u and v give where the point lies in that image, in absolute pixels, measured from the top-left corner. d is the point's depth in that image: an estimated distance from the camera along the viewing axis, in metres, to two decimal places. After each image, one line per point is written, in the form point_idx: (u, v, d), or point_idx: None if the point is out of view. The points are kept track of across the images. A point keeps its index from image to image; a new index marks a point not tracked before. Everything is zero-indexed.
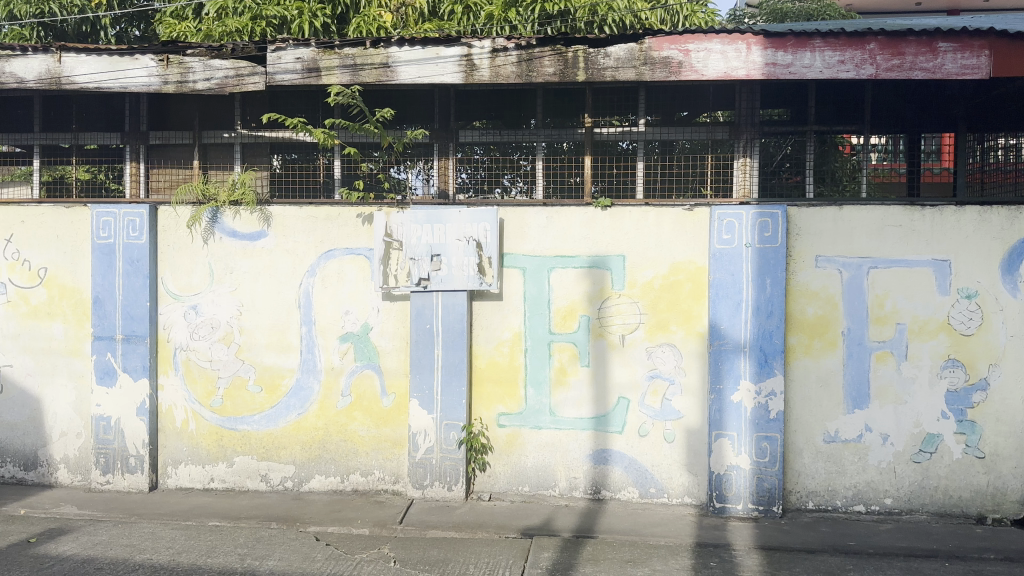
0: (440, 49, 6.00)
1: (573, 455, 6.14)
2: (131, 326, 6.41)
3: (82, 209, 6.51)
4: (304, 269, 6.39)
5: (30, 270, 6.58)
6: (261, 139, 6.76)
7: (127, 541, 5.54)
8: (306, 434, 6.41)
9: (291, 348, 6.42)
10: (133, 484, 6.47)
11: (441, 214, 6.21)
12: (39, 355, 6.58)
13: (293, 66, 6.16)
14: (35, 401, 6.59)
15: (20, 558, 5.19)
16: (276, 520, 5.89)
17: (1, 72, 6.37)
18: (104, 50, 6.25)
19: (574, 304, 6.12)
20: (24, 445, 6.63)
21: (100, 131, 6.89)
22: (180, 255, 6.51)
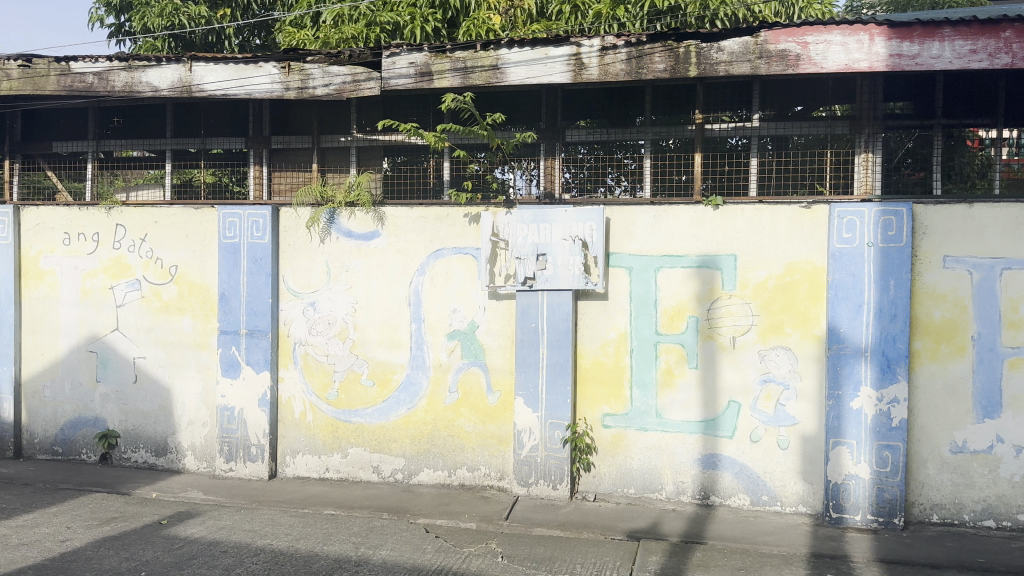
0: (549, 49, 6.01)
1: (681, 458, 6.04)
2: (255, 321, 6.74)
3: (209, 210, 6.88)
4: (415, 267, 6.53)
5: (162, 268, 7.00)
6: (376, 142, 6.96)
7: (249, 526, 5.81)
8: (415, 428, 6.55)
9: (401, 344, 6.58)
10: (254, 471, 6.79)
11: (547, 214, 6.22)
12: (170, 347, 6.99)
13: (407, 71, 6.31)
14: (165, 391, 7.00)
15: (154, 538, 5.52)
16: (387, 511, 6.05)
17: (138, 82, 6.78)
18: (231, 59, 6.59)
19: (682, 304, 6.01)
20: (156, 432, 7.05)
21: (225, 136, 7.25)
22: (300, 254, 6.79)
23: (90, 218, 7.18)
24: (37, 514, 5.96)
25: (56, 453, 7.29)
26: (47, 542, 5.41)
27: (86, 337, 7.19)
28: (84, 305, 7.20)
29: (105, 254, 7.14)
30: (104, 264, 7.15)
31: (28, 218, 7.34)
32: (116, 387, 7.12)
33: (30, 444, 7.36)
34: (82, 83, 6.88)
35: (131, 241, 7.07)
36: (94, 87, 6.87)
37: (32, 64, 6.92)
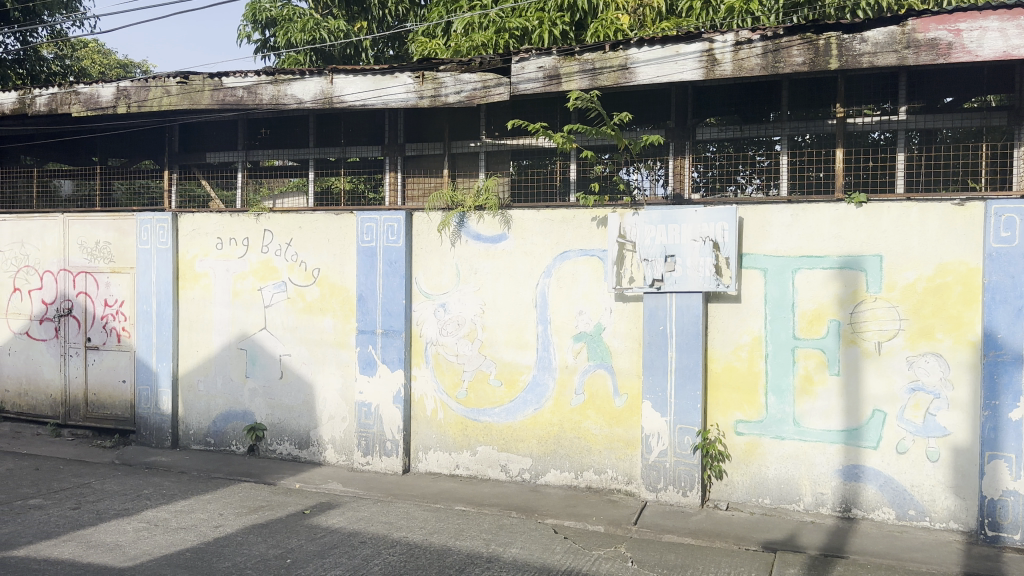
0: (680, 46, 5.92)
1: (820, 469, 5.80)
2: (390, 321, 6.99)
3: (348, 215, 7.19)
4: (542, 269, 6.58)
5: (305, 270, 7.37)
6: (504, 146, 7.08)
7: (385, 518, 6.03)
8: (542, 428, 6.60)
9: (528, 345, 6.64)
10: (389, 466, 7.04)
11: (676, 214, 6.12)
12: (312, 345, 7.35)
13: (535, 75, 6.37)
14: (308, 387, 7.37)
15: (299, 527, 5.82)
16: (516, 509, 6.12)
17: (284, 95, 7.17)
18: (369, 70, 6.85)
19: (822, 308, 5.78)
20: (299, 425, 7.43)
21: (363, 145, 7.57)
22: (432, 256, 6.99)
23: (240, 224, 7.65)
24: (193, 501, 6.40)
25: (209, 443, 7.82)
26: (202, 527, 5.81)
27: (236, 335, 7.67)
28: (234, 305, 7.69)
29: (254, 258, 7.59)
30: (253, 267, 7.60)
31: (185, 224, 7.90)
32: (263, 382, 7.55)
33: (186, 434, 7.91)
34: (233, 97, 7.34)
35: (278, 245, 7.49)
36: (244, 101, 7.31)
37: (188, 81, 7.44)
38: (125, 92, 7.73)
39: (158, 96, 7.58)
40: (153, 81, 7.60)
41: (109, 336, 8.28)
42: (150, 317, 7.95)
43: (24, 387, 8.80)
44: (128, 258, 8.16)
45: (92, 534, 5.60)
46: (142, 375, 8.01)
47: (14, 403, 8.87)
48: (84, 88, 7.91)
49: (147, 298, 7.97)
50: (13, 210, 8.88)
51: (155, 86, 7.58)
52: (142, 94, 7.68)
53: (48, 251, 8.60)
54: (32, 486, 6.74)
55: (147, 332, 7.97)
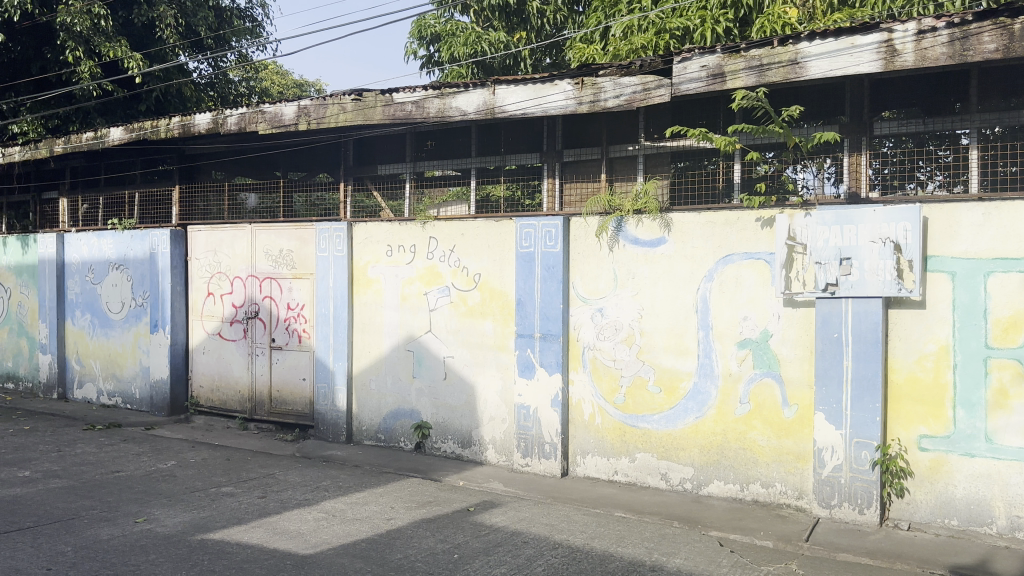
0: (856, 38, 5.63)
1: (1016, 490, 5.33)
2: (548, 325, 7.08)
3: (508, 222, 7.36)
4: (703, 273, 6.44)
5: (468, 275, 7.61)
6: (664, 148, 6.97)
7: (546, 520, 6.11)
8: (704, 438, 6.45)
9: (688, 351, 6.52)
10: (549, 468, 7.12)
11: (852, 214, 5.82)
12: (474, 348, 7.57)
13: (698, 74, 6.24)
14: (470, 387, 7.59)
15: (464, 524, 6.01)
16: (678, 519, 6.03)
17: (449, 108, 7.44)
18: (530, 79, 6.97)
19: (1019, 315, 5.31)
20: (462, 425, 7.66)
21: (522, 153, 7.72)
22: (590, 261, 7.01)
23: (408, 232, 8.02)
24: (367, 494, 6.77)
25: (379, 439, 8.23)
26: (375, 519, 6.12)
27: (403, 337, 8.03)
28: (402, 309, 8.05)
29: (420, 264, 7.93)
30: (419, 272, 7.94)
31: (359, 233, 8.38)
32: (429, 383, 7.86)
33: (358, 430, 8.37)
34: (403, 111, 7.71)
35: (442, 251, 7.78)
36: (412, 115, 7.65)
37: (362, 97, 7.88)
38: (306, 110, 8.29)
39: (335, 113, 8.08)
40: (331, 99, 8.10)
41: (291, 337, 8.90)
42: (326, 320, 8.49)
43: (216, 383, 9.63)
44: (308, 264, 8.77)
45: (277, 521, 6.04)
46: (320, 374, 8.56)
47: (207, 397, 9.73)
48: (269, 108, 8.56)
49: (325, 301, 8.53)
50: (207, 221, 9.74)
51: (332, 103, 8.09)
52: (321, 112, 8.21)
53: (238, 258, 9.38)
54: (225, 475, 7.36)
55: (324, 334, 8.52)
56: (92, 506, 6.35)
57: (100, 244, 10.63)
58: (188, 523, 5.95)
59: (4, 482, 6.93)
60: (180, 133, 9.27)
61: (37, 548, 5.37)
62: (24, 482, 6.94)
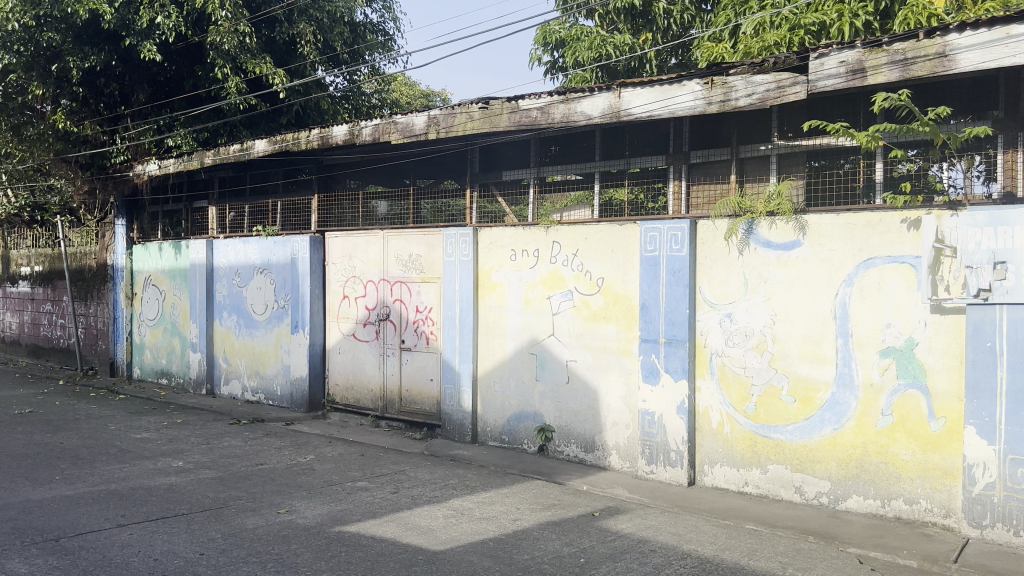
0: (1011, 27, 5.22)
1: None
2: (674, 331, 6.97)
3: (632, 225, 7.30)
4: (841, 278, 6.17)
5: (591, 279, 7.59)
6: (798, 147, 6.73)
7: (674, 529, 6.01)
8: (842, 450, 6.16)
9: (826, 360, 6.26)
10: (675, 477, 7.00)
11: (1007, 215, 5.40)
12: (597, 352, 7.54)
13: (836, 70, 5.98)
14: (593, 392, 7.57)
15: (590, 528, 6.00)
16: (813, 534, 5.79)
17: (574, 112, 7.45)
18: (658, 81, 6.89)
19: None
20: (585, 430, 7.65)
21: (648, 155, 7.62)
22: (718, 265, 6.85)
23: (532, 236, 8.08)
24: (493, 494, 6.87)
25: (503, 441, 8.33)
26: (502, 519, 6.21)
27: (526, 340, 8.10)
28: (526, 313, 8.12)
29: (544, 268, 7.97)
30: (543, 276, 7.98)
31: (484, 238, 8.52)
32: (552, 386, 7.89)
33: (483, 431, 8.50)
34: (528, 118, 7.79)
35: (565, 255, 7.79)
36: (538, 120, 7.72)
37: (489, 105, 8.03)
38: (436, 120, 8.52)
39: (463, 121, 8.26)
40: (459, 108, 8.30)
41: (419, 339, 9.17)
42: (453, 322, 8.69)
43: (350, 382, 10.03)
44: (436, 268, 9.00)
45: (409, 517, 6.23)
46: (446, 375, 8.76)
47: (341, 395, 10.14)
48: (401, 119, 8.86)
49: (451, 304, 8.74)
50: (342, 227, 10.18)
51: (460, 112, 8.28)
52: (450, 121, 8.41)
53: (371, 263, 9.75)
54: (359, 470, 7.66)
55: (451, 336, 8.72)
56: (239, 495, 6.75)
57: (246, 250, 11.30)
58: (326, 515, 6.23)
59: (162, 470, 7.47)
60: (318, 144, 9.73)
61: (191, 533, 5.76)
62: (179, 472, 7.46)
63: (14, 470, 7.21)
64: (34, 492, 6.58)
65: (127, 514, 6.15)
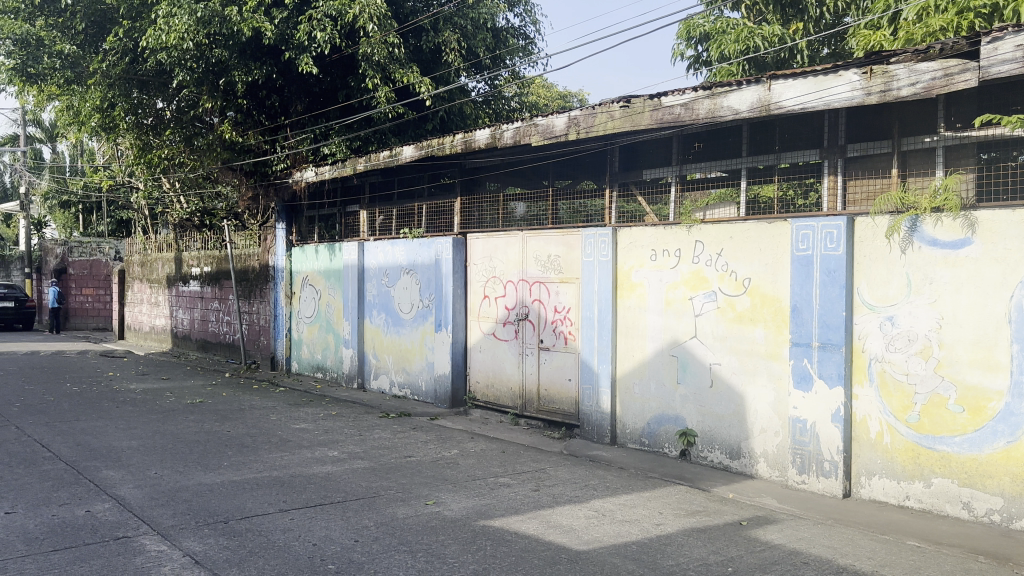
0: None
1: None
2: (828, 334, 6.66)
3: (782, 223, 7.02)
4: (1018, 278, 5.65)
5: (737, 280, 7.35)
6: (968, 139, 6.27)
7: (828, 542, 5.73)
8: (1018, 466, 5.63)
9: (998, 367, 5.74)
10: (828, 488, 6.67)
11: None
12: (744, 356, 7.30)
13: (1012, 55, 5.48)
14: (740, 397, 7.33)
15: (738, 537, 5.81)
16: (984, 554, 5.35)
17: (720, 108, 7.25)
18: (811, 72, 6.58)
19: None
20: (730, 436, 7.42)
21: (801, 149, 7.28)
22: (877, 265, 6.48)
23: (674, 235, 7.92)
24: (635, 497, 6.79)
25: (643, 443, 8.21)
26: (646, 523, 6.12)
27: (668, 342, 7.95)
28: (667, 314, 7.97)
29: (686, 268, 7.79)
30: (685, 277, 7.81)
31: (624, 237, 8.44)
32: (695, 390, 7.71)
33: (623, 433, 8.42)
34: (671, 115, 7.64)
35: (709, 255, 7.59)
36: (682, 117, 7.56)
37: (631, 104, 7.96)
38: (576, 121, 8.52)
39: (604, 121, 8.22)
40: (600, 108, 8.26)
41: (557, 339, 9.21)
42: (592, 323, 8.68)
43: (491, 380, 10.20)
44: (574, 269, 9.00)
45: (551, 515, 6.25)
46: (586, 375, 8.75)
47: (482, 393, 10.34)
48: (542, 121, 8.91)
49: (591, 305, 8.72)
50: (484, 229, 10.38)
51: (601, 112, 8.24)
52: (590, 121, 8.39)
53: (510, 263, 9.87)
54: (501, 466, 7.78)
55: (591, 337, 8.71)
56: (389, 486, 7.01)
57: (393, 251, 11.73)
58: (472, 509, 6.36)
59: (318, 459, 7.87)
60: (461, 148, 9.95)
61: (346, 521, 6.03)
62: (334, 461, 7.84)
63: (188, 455, 7.81)
64: (206, 476, 7.09)
65: (288, 500, 6.52)
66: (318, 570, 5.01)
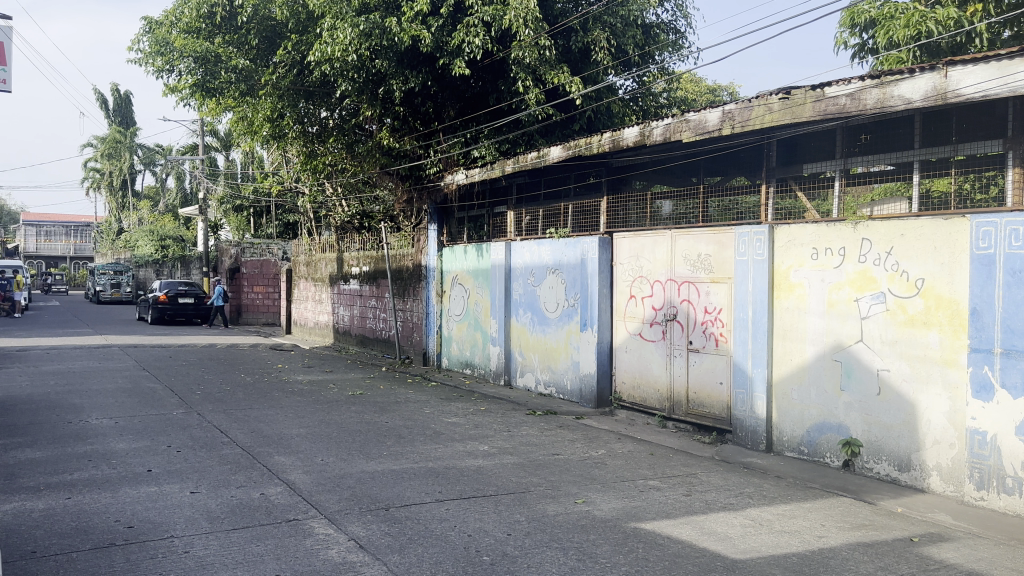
0: None
1: None
2: (1013, 340, 6.11)
3: (960, 219, 6.54)
4: None
5: (909, 281, 6.92)
6: None
7: (1013, 564, 5.28)
8: None
9: None
10: (1011, 506, 6.14)
11: None
12: (915, 362, 6.86)
13: None
14: (910, 405, 6.89)
15: (908, 554, 5.47)
16: None
17: (890, 97, 6.85)
18: (994, 56, 6.08)
19: None
20: (899, 446, 6.99)
21: (980, 140, 6.73)
22: None
23: (837, 233, 7.56)
24: (794, 507, 6.53)
25: (801, 452, 7.89)
26: (806, 534, 5.88)
27: (831, 346, 7.60)
28: (830, 316, 7.62)
29: (851, 268, 7.42)
30: (850, 277, 7.44)
31: (781, 236, 8.13)
32: (859, 397, 7.32)
33: (780, 441, 8.11)
34: (836, 106, 7.30)
35: (877, 254, 7.19)
36: (847, 108, 7.20)
37: (791, 95, 7.66)
38: (731, 115, 8.30)
39: (761, 114, 7.95)
40: (756, 101, 8.01)
41: (708, 340, 9.00)
42: (746, 324, 8.42)
43: (638, 381, 10.11)
44: (727, 268, 8.76)
45: (704, 521, 6.12)
46: (739, 379, 8.50)
47: (629, 394, 10.27)
48: (694, 116, 8.73)
49: (744, 306, 8.47)
50: (630, 228, 10.31)
51: (758, 105, 7.98)
52: (746, 114, 8.16)
53: (659, 263, 9.74)
54: (650, 468, 7.70)
55: (744, 338, 8.45)
56: (539, 483, 7.10)
57: (540, 251, 11.85)
58: (622, 510, 6.33)
59: (470, 453, 8.09)
60: (609, 147, 9.90)
61: (498, 514, 6.16)
62: (485, 456, 8.03)
63: (351, 444, 8.23)
64: (367, 465, 7.45)
65: (444, 491, 6.73)
66: (473, 561, 5.13)
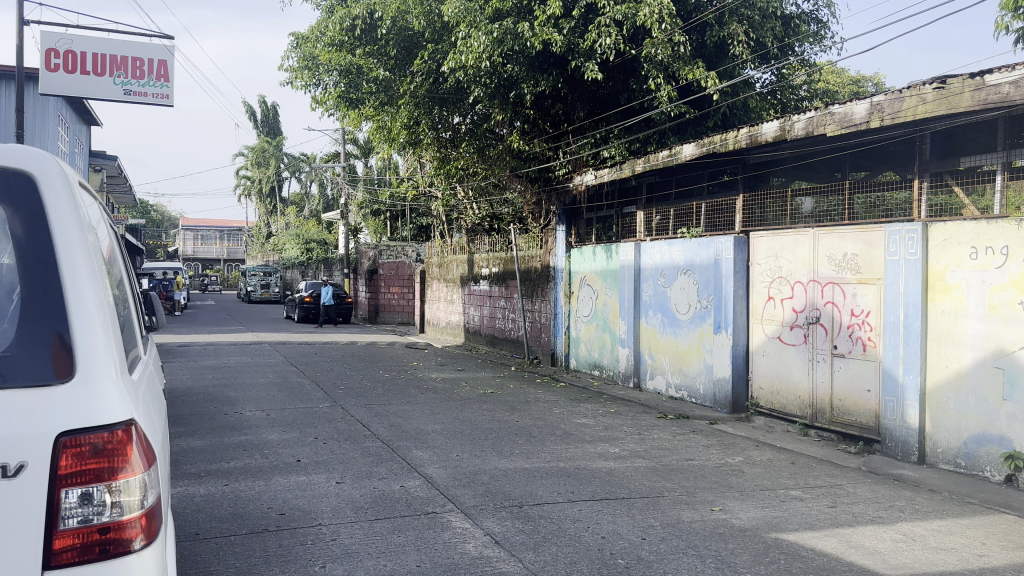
0: None
1: None
2: None
3: None
4: None
5: None
6: None
7: None
8: None
9: None
10: None
11: None
12: None
13: None
14: None
15: None
16: None
17: None
18: None
19: None
20: None
21: None
22: None
23: (999, 230, 7.03)
24: (951, 523, 6.12)
25: (958, 465, 7.37)
26: (965, 553, 5.49)
27: (992, 351, 7.07)
28: (992, 320, 7.09)
29: (1015, 268, 6.88)
30: (1014, 278, 6.90)
31: (937, 234, 7.65)
32: None
33: (934, 453, 7.61)
34: (998, 94, 6.80)
35: None
36: (1011, 97, 6.69)
37: (946, 84, 7.20)
38: (879, 106, 7.89)
39: (913, 105, 7.53)
40: (908, 91, 7.58)
41: (854, 345, 8.58)
42: (897, 328, 7.98)
43: (777, 386, 9.78)
44: (875, 269, 8.33)
45: (851, 535, 5.83)
46: (889, 386, 8.06)
47: (768, 400, 9.94)
48: (839, 108, 8.37)
49: (895, 309, 8.02)
50: (768, 227, 9.99)
51: (909, 95, 7.57)
52: (896, 106, 7.74)
53: (800, 263, 9.38)
54: (791, 478, 7.41)
55: (894, 343, 8.02)
56: (673, 488, 6.98)
57: (671, 251, 11.66)
58: (761, 520, 6.13)
59: (602, 455, 8.06)
60: (747, 143, 9.61)
61: (632, 517, 6.10)
62: (617, 458, 7.98)
63: (484, 441, 8.39)
64: (500, 462, 7.57)
65: (576, 491, 6.75)
66: (608, 563, 5.12)
